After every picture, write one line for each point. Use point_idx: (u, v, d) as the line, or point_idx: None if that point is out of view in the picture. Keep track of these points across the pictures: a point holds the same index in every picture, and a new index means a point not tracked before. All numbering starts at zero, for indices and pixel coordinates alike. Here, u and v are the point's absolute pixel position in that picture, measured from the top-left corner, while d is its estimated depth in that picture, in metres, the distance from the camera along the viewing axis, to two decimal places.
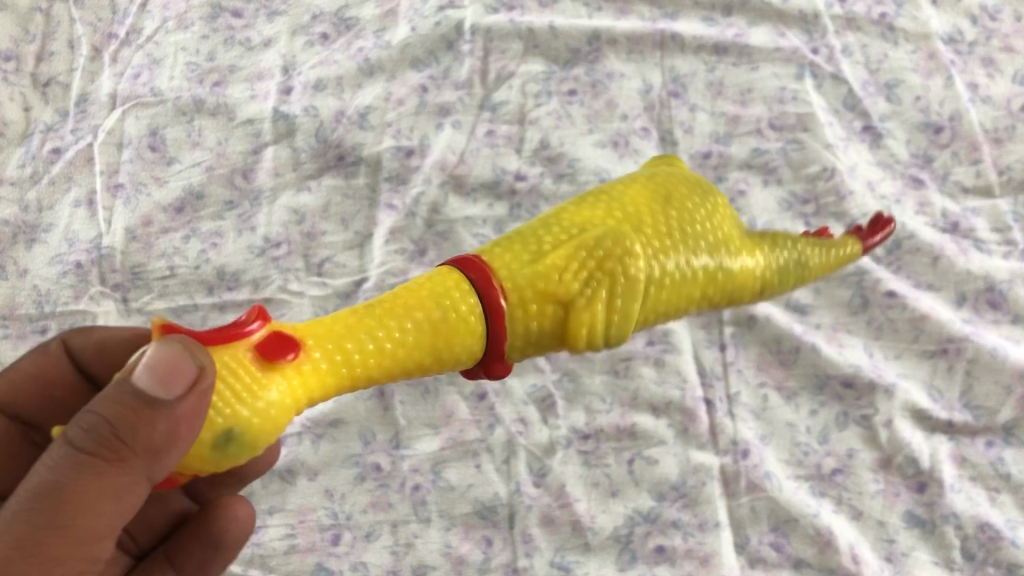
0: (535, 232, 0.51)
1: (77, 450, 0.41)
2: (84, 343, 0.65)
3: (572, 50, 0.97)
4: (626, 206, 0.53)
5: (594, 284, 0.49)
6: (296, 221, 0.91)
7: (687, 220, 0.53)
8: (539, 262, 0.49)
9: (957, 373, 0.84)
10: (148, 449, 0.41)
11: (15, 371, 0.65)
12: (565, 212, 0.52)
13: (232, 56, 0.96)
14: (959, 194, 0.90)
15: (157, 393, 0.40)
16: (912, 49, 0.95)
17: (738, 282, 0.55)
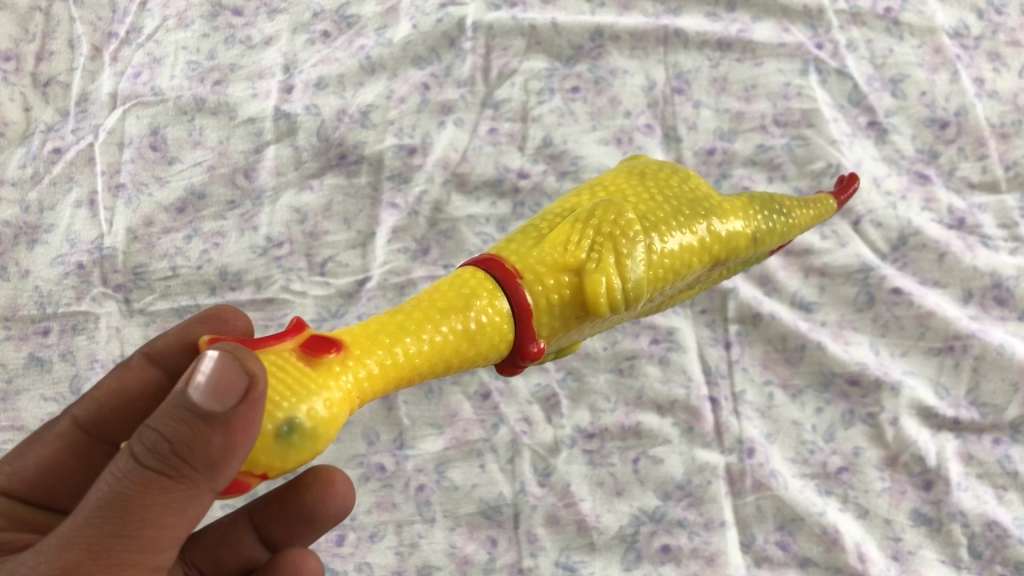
0: (536, 228, 0.50)
1: (137, 467, 0.34)
2: (167, 344, 0.58)
3: (575, 47, 0.96)
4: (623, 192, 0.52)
5: (601, 246, 0.46)
6: (298, 220, 0.91)
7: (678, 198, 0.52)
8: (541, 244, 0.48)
9: (964, 369, 0.83)
10: (215, 460, 0.35)
11: (95, 393, 0.58)
12: (567, 206, 0.52)
13: (232, 55, 0.95)
14: (965, 190, 0.90)
15: (202, 400, 0.34)
16: (918, 43, 0.94)
17: (737, 235, 0.54)
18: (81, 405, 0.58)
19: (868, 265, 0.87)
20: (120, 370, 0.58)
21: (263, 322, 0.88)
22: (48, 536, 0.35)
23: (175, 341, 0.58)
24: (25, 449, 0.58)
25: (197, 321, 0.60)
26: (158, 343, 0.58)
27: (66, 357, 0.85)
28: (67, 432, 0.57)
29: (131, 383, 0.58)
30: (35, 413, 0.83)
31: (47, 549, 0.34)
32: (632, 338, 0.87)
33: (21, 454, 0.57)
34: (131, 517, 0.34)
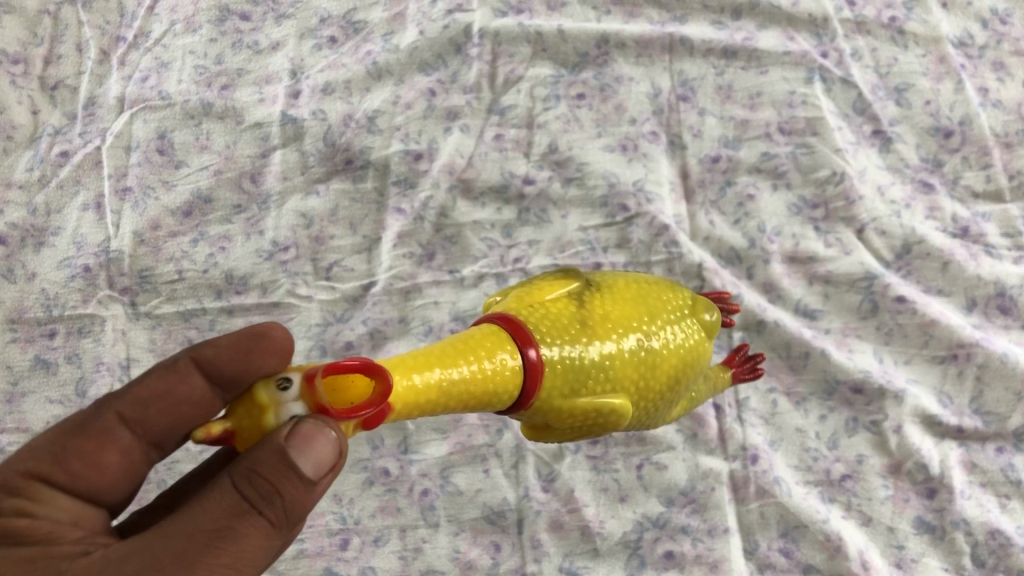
0: (579, 344, 0.49)
1: (245, 505, 0.39)
2: (219, 354, 0.48)
3: (581, 54, 0.97)
4: (656, 362, 0.51)
5: (575, 432, 0.50)
6: (304, 225, 0.91)
7: (677, 392, 0.53)
8: (571, 395, 0.48)
9: (968, 378, 0.84)
10: (301, 505, 0.40)
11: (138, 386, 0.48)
12: (617, 334, 0.50)
13: (240, 59, 0.96)
14: (969, 199, 0.90)
15: (301, 470, 0.38)
16: (923, 52, 0.95)
17: (674, 418, 0.57)
18: (125, 400, 0.48)
19: (872, 273, 0.87)
20: (165, 370, 0.49)
21: None
22: (147, 547, 0.39)
23: (227, 351, 0.48)
24: (29, 453, 0.46)
25: (243, 333, 0.48)
26: (208, 351, 0.48)
27: (72, 359, 0.85)
28: (111, 430, 0.48)
29: (180, 387, 0.49)
30: (40, 416, 0.83)
31: (159, 565, 0.38)
32: None
33: (32, 455, 0.46)
34: (235, 548, 0.39)
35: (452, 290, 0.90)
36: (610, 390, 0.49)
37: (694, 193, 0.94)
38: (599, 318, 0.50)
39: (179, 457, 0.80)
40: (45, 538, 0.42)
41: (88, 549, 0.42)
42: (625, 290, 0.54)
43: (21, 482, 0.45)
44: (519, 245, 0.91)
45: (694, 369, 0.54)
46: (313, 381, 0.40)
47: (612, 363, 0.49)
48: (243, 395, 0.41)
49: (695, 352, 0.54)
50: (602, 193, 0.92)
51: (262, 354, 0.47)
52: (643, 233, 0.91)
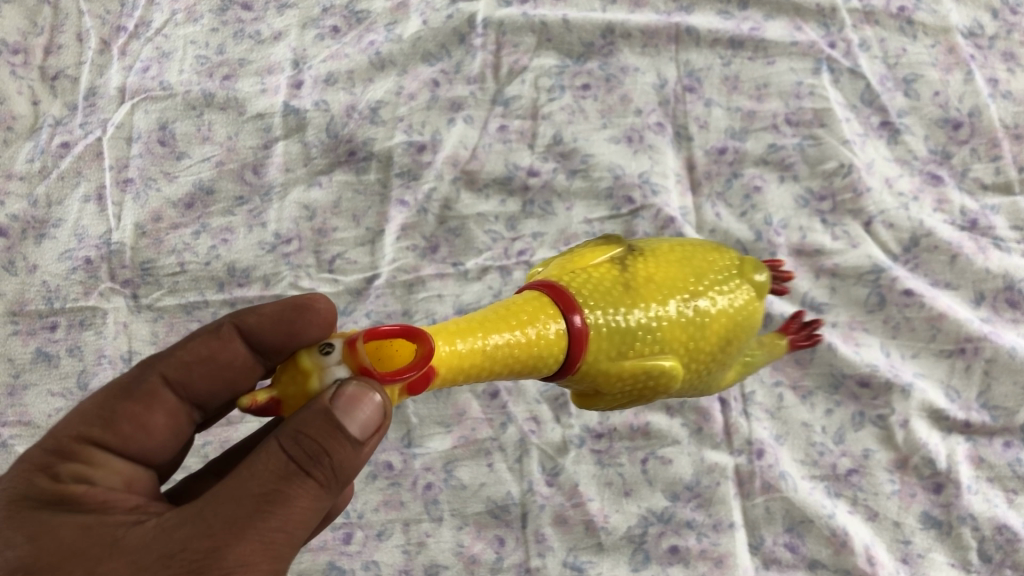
0: (620, 304, 0.48)
1: (294, 470, 0.39)
2: (261, 323, 0.48)
3: (586, 44, 0.96)
4: (704, 324, 0.50)
5: (627, 395, 0.49)
6: (307, 217, 0.90)
7: (727, 354, 0.52)
8: (620, 357, 0.48)
9: (975, 372, 0.83)
10: (346, 467, 0.40)
11: (179, 352, 0.48)
12: (660, 295, 0.49)
13: (242, 49, 0.95)
14: (977, 191, 0.90)
15: (348, 434, 0.39)
16: (932, 43, 0.94)
17: (724, 381, 0.56)
18: (168, 362, 0.47)
19: (880, 267, 0.87)
20: (207, 336, 0.49)
21: None
22: (199, 513, 0.39)
23: (270, 321, 0.48)
24: (77, 417, 0.45)
25: (283, 305, 0.48)
26: (251, 321, 0.48)
27: (73, 352, 0.85)
28: (155, 391, 0.47)
29: (223, 352, 0.49)
30: (41, 409, 0.82)
31: (213, 530, 0.38)
32: None
33: (81, 419, 0.45)
34: (287, 511, 0.39)
35: (456, 282, 0.89)
36: (659, 352, 0.48)
37: (701, 185, 0.93)
38: (643, 280, 0.50)
39: None
40: (102, 506, 0.41)
41: (144, 518, 0.41)
42: (670, 253, 0.53)
43: (75, 446, 0.44)
44: (523, 238, 0.91)
45: (746, 330, 0.52)
46: (356, 345, 0.41)
47: (659, 325, 0.48)
48: (287, 363, 0.41)
49: (747, 312, 0.52)
50: (608, 185, 0.92)
51: (304, 326, 0.47)
52: (648, 225, 0.90)
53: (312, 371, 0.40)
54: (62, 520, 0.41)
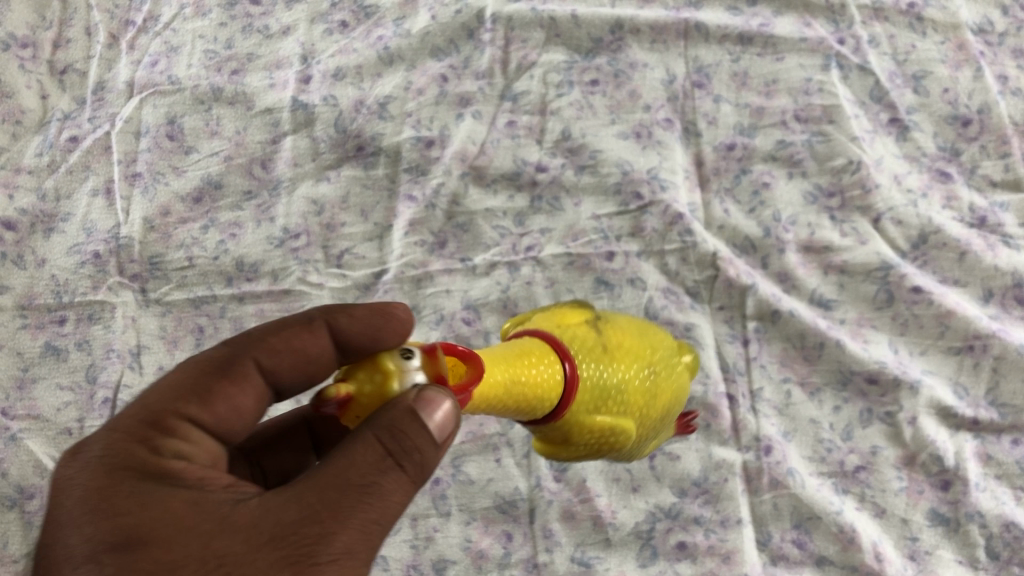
0: (598, 365, 0.54)
1: (388, 462, 0.39)
2: (351, 324, 0.48)
3: (594, 40, 0.96)
4: (654, 394, 0.57)
5: (586, 448, 0.55)
6: (315, 212, 0.90)
7: (662, 424, 0.60)
8: (590, 412, 0.53)
9: (984, 369, 0.83)
10: (429, 461, 0.41)
11: (269, 341, 0.48)
12: (627, 361, 0.56)
13: (250, 44, 0.96)
14: (987, 188, 0.89)
15: (434, 435, 0.40)
16: (941, 39, 0.94)
17: (650, 445, 0.63)
18: (261, 347, 0.48)
19: (888, 263, 0.86)
20: (298, 328, 0.49)
21: (278, 314, 0.86)
22: (302, 497, 0.39)
23: (360, 322, 0.48)
24: (172, 390, 0.44)
25: (373, 310, 0.49)
26: (343, 319, 0.49)
27: (82, 346, 0.85)
28: (248, 373, 0.47)
29: (312, 345, 0.49)
30: (50, 403, 0.82)
31: (319, 515, 0.38)
32: None
33: (177, 393, 0.44)
34: (382, 503, 0.39)
35: (464, 278, 0.88)
36: (622, 411, 0.55)
37: (709, 181, 0.93)
38: (616, 345, 0.56)
39: None
40: (200, 482, 0.41)
41: (244, 496, 0.40)
42: (632, 326, 0.60)
43: (173, 422, 0.43)
44: (531, 234, 0.90)
45: (679, 403, 0.61)
46: (434, 356, 0.43)
47: (627, 389, 0.55)
48: (362, 363, 0.42)
49: (680, 387, 0.61)
50: (616, 180, 0.91)
51: (386, 333, 0.48)
52: (656, 221, 0.90)
53: (393, 373, 0.41)
54: (167, 494, 0.40)
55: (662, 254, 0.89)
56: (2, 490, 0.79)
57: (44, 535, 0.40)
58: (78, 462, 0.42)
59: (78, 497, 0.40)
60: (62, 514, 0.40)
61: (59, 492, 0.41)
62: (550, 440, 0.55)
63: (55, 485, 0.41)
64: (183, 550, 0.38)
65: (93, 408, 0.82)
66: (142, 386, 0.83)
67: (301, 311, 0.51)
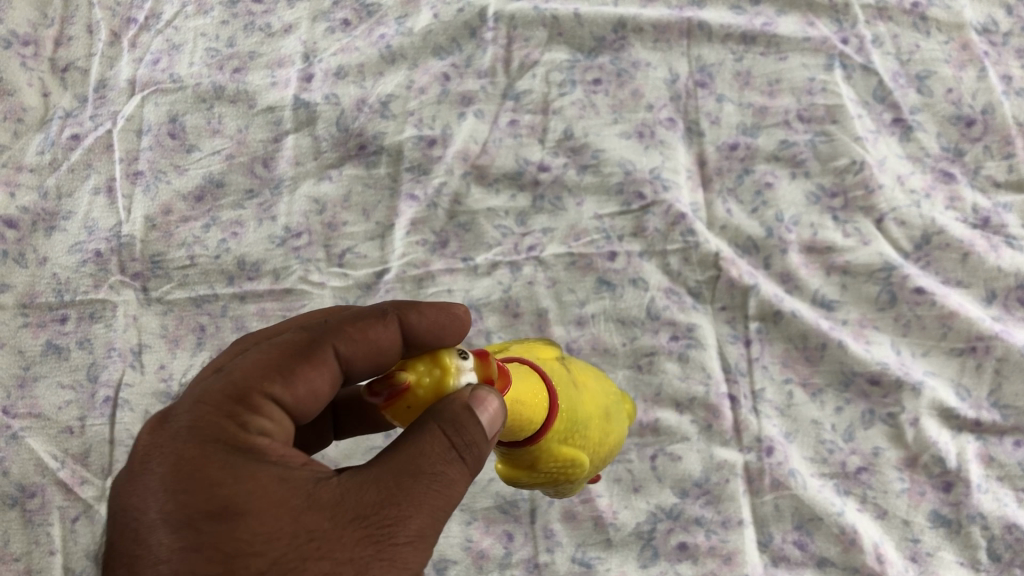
0: (573, 397, 0.55)
1: (451, 453, 0.42)
2: (422, 322, 0.48)
3: (597, 39, 0.96)
4: (607, 438, 0.58)
5: (544, 476, 0.54)
6: (317, 211, 0.90)
7: (602, 469, 0.61)
8: (560, 442, 0.53)
9: (986, 371, 0.83)
10: (481, 455, 0.44)
11: (354, 330, 0.47)
12: (592, 400, 0.57)
13: (252, 42, 0.96)
14: (990, 189, 0.89)
15: (486, 429, 0.43)
16: (945, 39, 0.94)
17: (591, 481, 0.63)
18: (339, 335, 0.47)
19: (891, 264, 0.86)
20: (373, 318, 0.48)
21: (279, 313, 0.86)
22: (379, 481, 0.41)
23: (430, 321, 0.49)
24: (260, 369, 0.44)
25: (440, 313, 0.49)
26: (415, 316, 0.48)
27: (84, 345, 0.85)
28: (327, 358, 0.46)
29: (384, 337, 0.48)
30: (52, 402, 0.82)
31: (394, 498, 0.40)
32: (652, 333, 0.87)
33: (264, 373, 0.44)
34: (446, 491, 0.42)
35: (465, 278, 0.88)
36: (582, 446, 0.55)
37: (712, 181, 0.93)
38: (582, 383, 0.57)
39: None
40: (284, 458, 0.42)
41: (324, 475, 0.42)
42: (590, 371, 0.61)
43: (258, 400, 0.43)
44: (533, 233, 0.90)
45: (618, 447, 0.62)
46: (488, 362, 0.47)
47: (589, 426, 0.56)
48: (423, 356, 0.45)
49: (623, 432, 0.63)
50: (618, 180, 0.91)
51: (436, 335, 0.48)
52: (659, 221, 0.90)
53: (451, 367, 0.44)
54: (255, 468, 0.40)
55: (663, 254, 0.89)
56: (3, 489, 0.79)
57: (128, 500, 0.40)
58: (165, 432, 0.42)
59: (169, 464, 0.40)
60: (151, 480, 0.40)
61: (148, 458, 0.41)
62: (511, 463, 0.54)
63: (140, 452, 0.42)
64: (275, 523, 0.39)
65: (94, 407, 0.82)
66: (144, 384, 0.83)
67: (374, 303, 0.50)
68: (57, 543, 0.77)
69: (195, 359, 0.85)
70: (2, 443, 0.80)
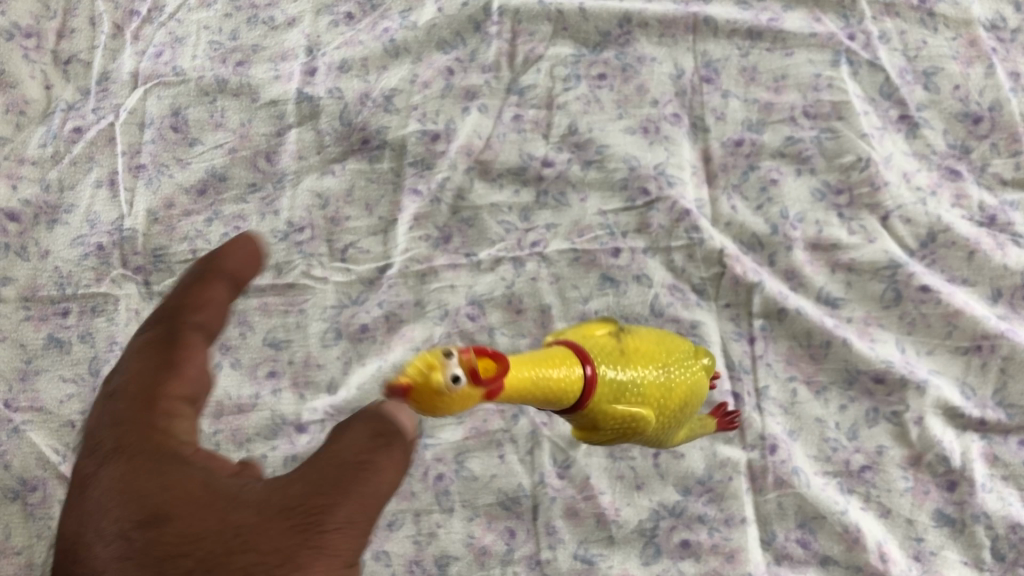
0: (616, 363, 0.55)
1: (377, 442, 0.39)
2: (235, 259, 0.47)
3: (603, 33, 0.96)
4: (673, 394, 0.58)
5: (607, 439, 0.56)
6: (319, 205, 0.90)
7: (684, 419, 0.60)
8: (613, 404, 0.54)
9: (991, 370, 0.82)
10: (411, 446, 0.41)
11: (210, 297, 0.45)
12: (643, 364, 0.57)
13: (256, 35, 0.96)
14: (997, 186, 0.89)
15: (403, 425, 0.41)
16: (953, 36, 0.93)
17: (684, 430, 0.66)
18: (186, 308, 0.45)
19: (896, 262, 0.86)
20: (195, 282, 0.46)
21: (282, 308, 0.86)
22: (305, 476, 0.38)
23: (238, 255, 0.47)
24: (152, 367, 0.43)
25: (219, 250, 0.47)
26: (224, 259, 0.47)
27: (85, 338, 0.84)
28: (194, 336, 0.44)
29: (213, 293, 0.46)
30: (54, 395, 0.82)
31: (319, 492, 0.37)
32: (655, 331, 0.86)
33: (157, 368, 0.43)
34: (376, 479, 0.38)
35: (468, 274, 0.88)
36: (639, 404, 0.56)
37: (717, 177, 0.92)
38: (634, 349, 0.57)
39: None
40: (203, 462, 0.40)
41: (251, 480, 0.39)
42: (655, 335, 0.61)
43: (162, 400, 0.42)
44: (536, 229, 0.90)
45: (700, 400, 0.62)
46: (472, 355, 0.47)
47: (643, 384, 0.56)
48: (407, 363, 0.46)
49: (700, 388, 0.61)
50: (622, 176, 0.91)
51: (248, 269, 0.48)
52: (663, 218, 0.89)
53: (434, 360, 0.45)
54: (174, 471, 0.39)
55: (668, 250, 0.89)
56: (4, 482, 0.79)
57: (69, 524, 0.39)
58: (96, 452, 0.41)
59: (115, 478, 0.39)
60: (92, 498, 0.39)
61: (86, 485, 0.40)
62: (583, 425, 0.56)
63: (80, 475, 0.41)
64: (202, 523, 0.37)
65: None
66: None
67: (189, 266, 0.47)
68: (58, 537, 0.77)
69: None
70: (3, 437, 0.80)
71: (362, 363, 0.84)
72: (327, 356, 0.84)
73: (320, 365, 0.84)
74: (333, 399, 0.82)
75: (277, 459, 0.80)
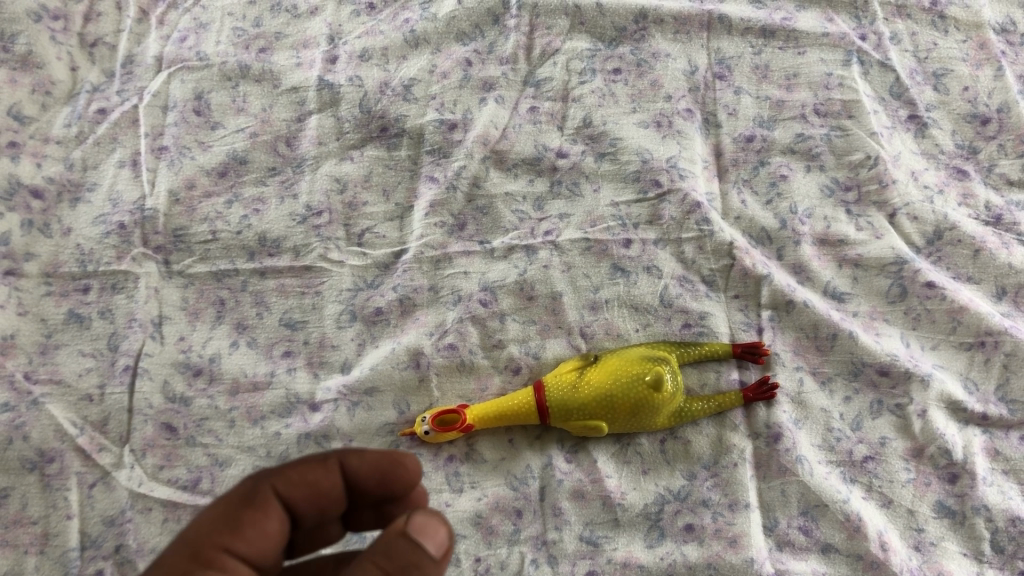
0: (563, 398, 0.79)
1: None
2: (363, 466, 0.57)
3: (618, 29, 1.00)
4: (617, 407, 0.78)
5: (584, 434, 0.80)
6: (338, 189, 0.92)
7: (654, 416, 0.79)
8: (566, 420, 0.79)
9: (994, 365, 0.85)
10: None
11: (332, 467, 0.57)
12: (588, 391, 0.79)
13: (279, 23, 0.99)
14: (1003, 187, 0.93)
15: (427, 549, 0.50)
16: (963, 38, 1.00)
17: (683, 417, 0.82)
18: (280, 478, 0.55)
19: (903, 258, 0.88)
20: (313, 463, 0.56)
21: (299, 289, 0.88)
22: None
23: (370, 466, 0.58)
24: (210, 526, 0.52)
25: (381, 454, 0.58)
26: (354, 460, 0.57)
27: (105, 315, 0.85)
28: (271, 504, 0.54)
29: (324, 480, 0.56)
30: (73, 369, 0.82)
31: None
32: (664, 321, 0.87)
33: (212, 529, 0.52)
34: None
35: (482, 260, 0.89)
36: (586, 421, 0.79)
37: (727, 172, 0.94)
38: (587, 384, 0.79)
39: (208, 414, 0.81)
40: None
41: None
42: (618, 363, 0.80)
43: (211, 554, 0.51)
44: (550, 218, 0.91)
45: (657, 406, 0.78)
46: None
47: (587, 409, 0.78)
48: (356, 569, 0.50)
49: (652, 402, 0.78)
50: (635, 169, 0.93)
51: (393, 480, 0.58)
52: (674, 209, 0.91)
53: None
54: None
55: (678, 242, 0.90)
56: (21, 452, 0.78)
57: None
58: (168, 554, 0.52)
59: None
60: None
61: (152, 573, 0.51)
62: None
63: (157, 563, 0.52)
64: None
65: (115, 375, 0.82)
66: (164, 355, 0.84)
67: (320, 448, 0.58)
68: (74, 507, 0.77)
69: (215, 332, 0.85)
70: (22, 408, 0.79)
71: (376, 345, 0.86)
72: (342, 338, 0.86)
73: (334, 345, 0.86)
74: (346, 379, 0.84)
75: (290, 437, 0.81)
